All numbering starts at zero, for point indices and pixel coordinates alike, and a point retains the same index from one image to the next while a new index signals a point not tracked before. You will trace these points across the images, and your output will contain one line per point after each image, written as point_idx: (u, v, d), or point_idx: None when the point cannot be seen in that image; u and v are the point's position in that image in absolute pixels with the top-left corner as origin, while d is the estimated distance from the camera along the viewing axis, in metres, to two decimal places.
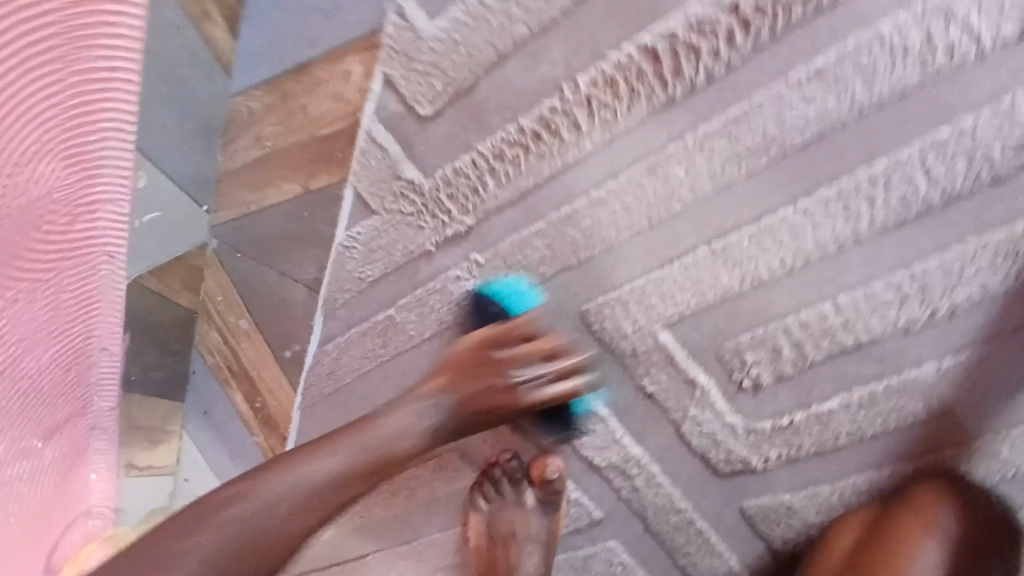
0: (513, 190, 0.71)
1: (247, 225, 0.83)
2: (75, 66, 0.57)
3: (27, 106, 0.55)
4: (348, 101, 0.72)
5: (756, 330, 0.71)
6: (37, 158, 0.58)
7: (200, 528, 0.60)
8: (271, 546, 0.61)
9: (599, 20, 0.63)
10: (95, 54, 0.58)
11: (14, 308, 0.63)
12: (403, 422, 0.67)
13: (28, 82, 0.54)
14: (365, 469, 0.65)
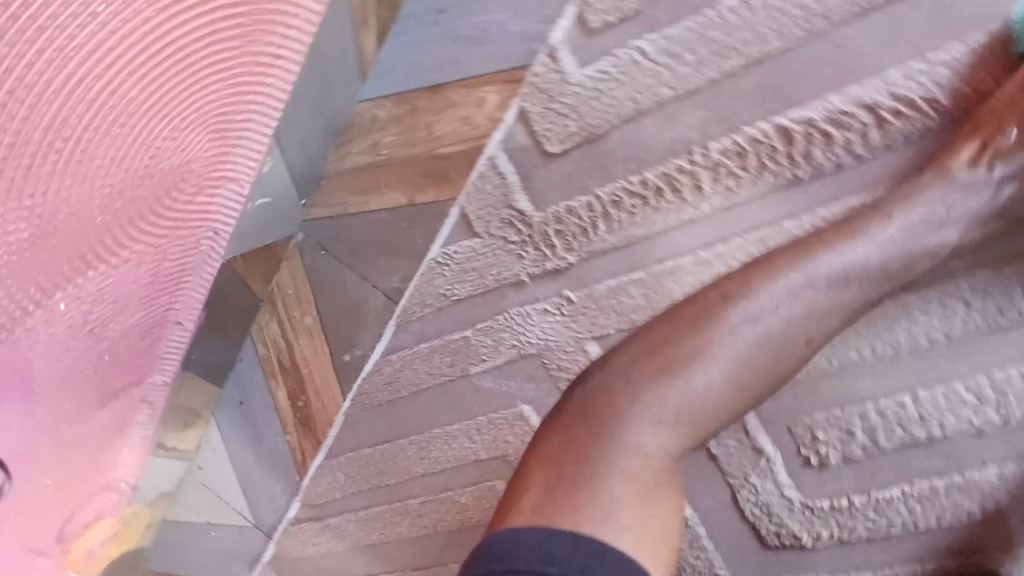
0: (622, 236, 0.72)
1: (339, 225, 0.83)
2: (240, 50, 0.59)
3: (188, 78, 0.56)
4: (477, 125, 0.74)
5: (833, 410, 0.73)
6: (181, 127, 0.58)
7: None
8: None
9: (742, 94, 0.66)
10: (262, 43, 0.60)
11: (121, 265, 0.62)
12: (614, 420, 0.56)
13: (194, 55, 0.56)
14: (565, 463, 0.58)
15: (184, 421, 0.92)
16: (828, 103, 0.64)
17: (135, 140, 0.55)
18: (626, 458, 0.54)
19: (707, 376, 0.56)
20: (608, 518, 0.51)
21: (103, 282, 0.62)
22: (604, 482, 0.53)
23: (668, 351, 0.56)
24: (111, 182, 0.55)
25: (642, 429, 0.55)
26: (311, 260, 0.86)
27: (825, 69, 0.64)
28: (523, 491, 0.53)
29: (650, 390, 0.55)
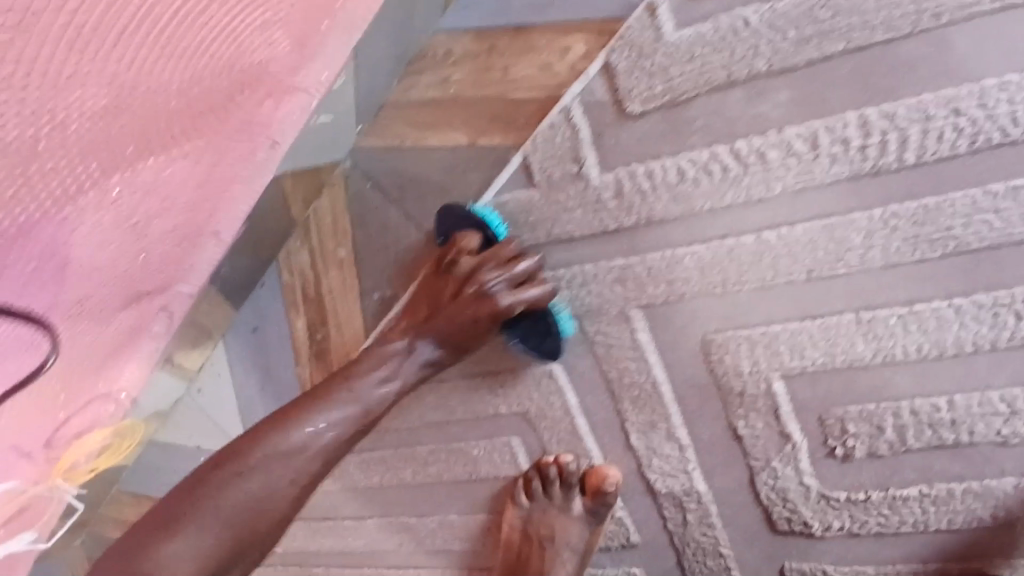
0: (686, 207, 0.71)
1: (390, 159, 0.80)
2: None
3: None
4: (556, 74, 0.72)
5: (867, 407, 0.73)
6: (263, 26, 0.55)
7: (166, 543, 0.58)
8: (260, 511, 0.61)
9: (836, 80, 0.65)
10: None
11: (177, 159, 0.58)
12: (300, 426, 0.64)
13: None
14: (255, 518, 0.61)
15: (194, 342, 0.89)
16: (921, 100, 0.64)
17: (223, 25, 0.52)
18: (249, 504, 0.60)
19: (293, 467, 0.63)
20: (267, 511, 0.61)
21: (158, 174, 0.58)
22: (234, 493, 0.60)
23: (340, 394, 0.68)
24: (194, 64, 0.52)
25: (317, 423, 0.65)
26: (355, 191, 0.83)
27: (924, 67, 0.64)
28: (220, 490, 0.60)
29: (303, 412, 0.66)
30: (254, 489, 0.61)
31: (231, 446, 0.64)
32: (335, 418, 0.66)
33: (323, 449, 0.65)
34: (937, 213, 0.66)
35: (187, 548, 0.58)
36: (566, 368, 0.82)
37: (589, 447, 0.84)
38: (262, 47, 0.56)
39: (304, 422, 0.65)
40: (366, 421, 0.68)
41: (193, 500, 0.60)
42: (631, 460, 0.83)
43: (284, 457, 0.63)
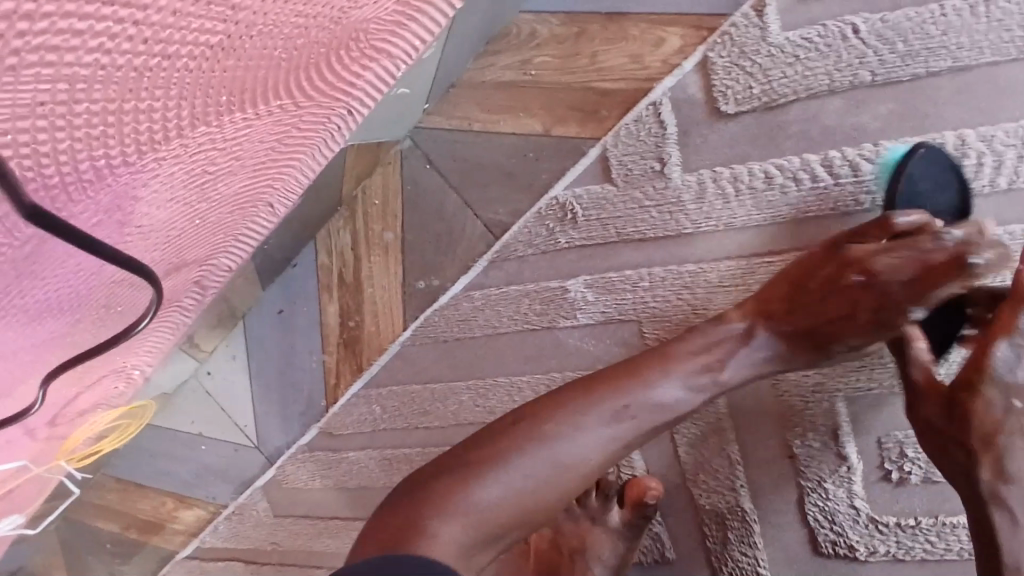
0: (769, 215, 0.68)
1: (455, 141, 0.76)
2: None
3: None
4: (649, 64, 0.69)
5: (926, 431, 0.73)
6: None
7: (434, 524, 0.52)
8: (509, 512, 0.55)
9: (939, 97, 0.64)
10: None
11: (262, 116, 0.53)
12: (588, 427, 0.58)
13: None
14: (516, 509, 0.56)
15: (218, 318, 0.82)
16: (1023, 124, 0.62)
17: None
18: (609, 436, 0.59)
19: (594, 436, 0.58)
20: (548, 508, 0.57)
21: (240, 132, 0.52)
22: (532, 459, 0.57)
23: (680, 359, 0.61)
24: (308, 10, 0.46)
25: (665, 381, 0.60)
26: (412, 171, 0.78)
27: None
28: (445, 496, 0.54)
29: (617, 399, 0.59)
30: (563, 465, 0.57)
31: (524, 414, 0.59)
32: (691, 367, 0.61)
33: (601, 449, 0.58)
34: None
35: (496, 488, 0.55)
36: None
37: (633, 457, 0.82)
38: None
39: (616, 401, 0.59)
40: (635, 408, 0.60)
41: (481, 474, 0.55)
42: (677, 472, 0.81)
43: (577, 419, 0.58)
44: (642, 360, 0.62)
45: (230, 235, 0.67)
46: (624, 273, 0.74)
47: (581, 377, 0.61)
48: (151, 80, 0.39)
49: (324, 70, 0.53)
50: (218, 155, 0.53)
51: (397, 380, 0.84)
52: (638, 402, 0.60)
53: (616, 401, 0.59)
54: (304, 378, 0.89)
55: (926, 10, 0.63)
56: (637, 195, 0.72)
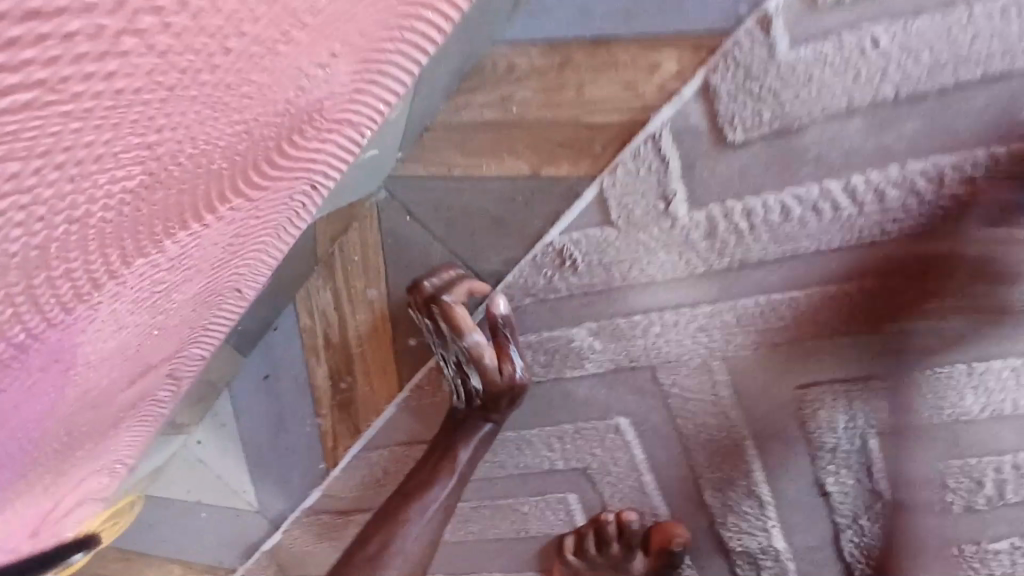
0: (785, 249, 0.63)
1: (436, 188, 0.69)
2: None
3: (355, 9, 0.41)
4: (644, 93, 0.62)
5: (971, 461, 0.67)
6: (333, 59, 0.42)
7: None
8: None
9: (973, 109, 0.57)
10: None
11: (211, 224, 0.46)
12: (407, 539, 0.64)
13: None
14: None
15: (201, 392, 0.77)
16: None
17: (293, 60, 0.38)
18: (434, 512, 0.65)
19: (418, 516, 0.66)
20: None
21: (189, 244, 0.45)
22: (390, 572, 0.63)
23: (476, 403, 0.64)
24: (249, 114, 0.38)
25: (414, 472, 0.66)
26: (391, 223, 0.71)
27: None
28: None
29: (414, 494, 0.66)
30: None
31: (362, 549, 0.64)
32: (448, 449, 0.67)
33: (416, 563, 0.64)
34: None
35: None
36: (636, 422, 0.73)
37: (656, 504, 0.76)
38: (326, 80, 0.43)
39: (429, 497, 0.65)
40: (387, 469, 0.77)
41: None
42: (703, 516, 0.75)
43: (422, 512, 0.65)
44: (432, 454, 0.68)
45: (201, 328, 0.61)
46: (633, 320, 0.68)
47: (400, 490, 0.66)
48: (62, 242, 0.33)
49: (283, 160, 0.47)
50: (171, 272, 0.46)
51: (394, 437, 0.79)
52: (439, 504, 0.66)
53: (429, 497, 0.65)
54: (299, 442, 0.84)
55: (953, 17, 0.55)
56: (639, 239, 0.65)
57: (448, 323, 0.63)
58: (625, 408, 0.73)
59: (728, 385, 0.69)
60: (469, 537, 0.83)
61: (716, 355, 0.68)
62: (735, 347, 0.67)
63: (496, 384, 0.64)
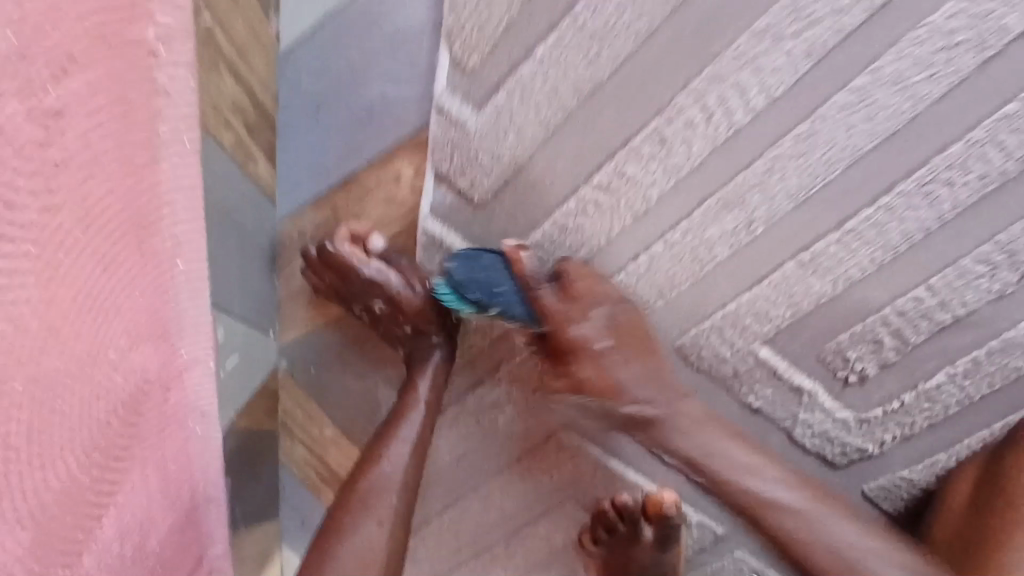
0: (585, 250, 0.70)
1: (317, 338, 0.81)
2: (142, 271, 0.54)
3: (121, 326, 0.53)
4: (400, 195, 0.69)
5: (858, 328, 0.71)
6: (134, 352, 0.56)
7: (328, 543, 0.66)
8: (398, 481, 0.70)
9: (649, 70, 0.61)
10: (161, 256, 0.56)
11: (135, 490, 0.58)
12: (395, 452, 0.71)
13: (115, 315, 0.52)
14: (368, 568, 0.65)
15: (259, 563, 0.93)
16: (737, 47, 0.59)
17: (91, 388, 0.50)
18: (400, 442, 0.72)
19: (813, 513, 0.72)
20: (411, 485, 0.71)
21: (129, 516, 0.59)
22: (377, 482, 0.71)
23: (386, 445, 0.72)
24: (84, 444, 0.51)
25: (385, 459, 0.71)
26: (305, 376, 0.84)
27: (725, 15, 0.58)
28: None
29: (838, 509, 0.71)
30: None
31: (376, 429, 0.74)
32: (405, 436, 0.72)
33: (407, 441, 0.72)
34: (814, 134, 0.61)
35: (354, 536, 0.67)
36: (574, 429, 0.83)
37: (633, 477, 0.85)
38: (130, 375, 0.56)
39: (405, 437, 0.72)
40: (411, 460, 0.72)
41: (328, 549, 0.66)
42: (677, 472, 0.84)
43: (369, 510, 0.68)
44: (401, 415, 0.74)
45: (201, 540, 0.74)
46: (519, 359, 0.78)
47: (378, 433, 0.73)
48: None
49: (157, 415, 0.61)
50: (136, 534, 0.60)
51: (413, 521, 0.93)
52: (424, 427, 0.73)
53: (404, 436, 0.72)
54: None
55: (577, 13, 0.59)
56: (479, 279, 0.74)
57: (348, 270, 0.69)
58: (561, 422, 0.82)
59: None
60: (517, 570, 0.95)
61: (594, 352, 0.76)
62: (603, 338, 0.75)
63: (418, 306, 0.71)
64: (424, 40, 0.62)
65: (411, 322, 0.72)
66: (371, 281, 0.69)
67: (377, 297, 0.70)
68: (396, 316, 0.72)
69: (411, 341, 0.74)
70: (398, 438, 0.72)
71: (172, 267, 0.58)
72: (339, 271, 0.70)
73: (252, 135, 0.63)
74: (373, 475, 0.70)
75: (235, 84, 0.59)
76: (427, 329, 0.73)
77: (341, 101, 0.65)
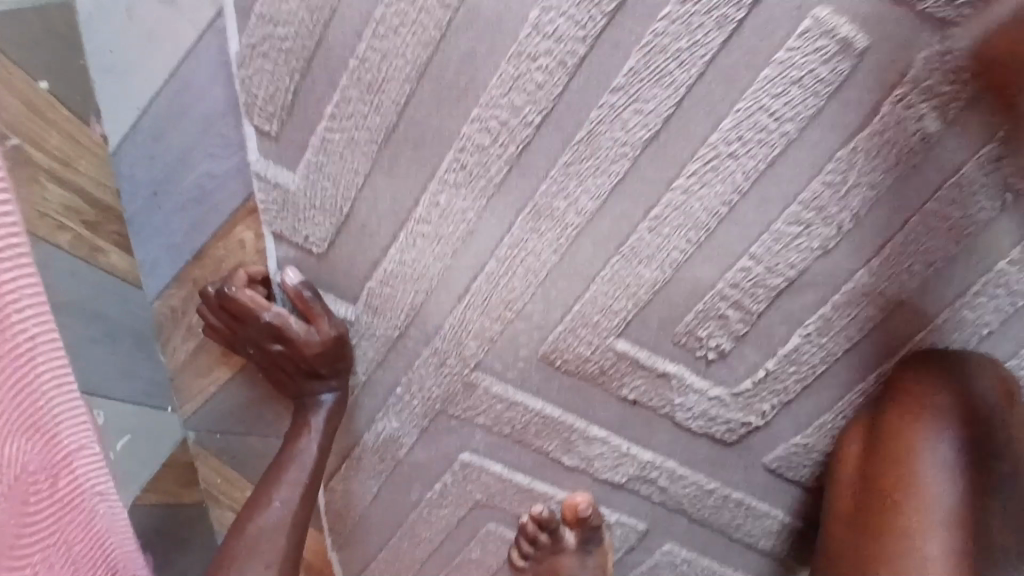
0: (428, 281, 0.74)
1: (213, 407, 0.85)
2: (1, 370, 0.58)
3: None
4: (246, 256, 0.75)
5: (699, 305, 0.73)
6: (10, 443, 0.60)
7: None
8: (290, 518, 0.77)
9: (431, 106, 0.65)
10: (21, 354, 0.60)
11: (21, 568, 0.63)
12: (287, 491, 0.77)
13: None
14: None
15: None
16: (501, 71, 0.63)
17: None
18: (294, 478, 0.77)
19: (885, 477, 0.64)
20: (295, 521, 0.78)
21: None
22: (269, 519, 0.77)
23: (276, 491, 0.77)
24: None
25: (275, 503, 0.77)
26: (215, 444, 0.89)
27: (481, 44, 0.62)
28: None
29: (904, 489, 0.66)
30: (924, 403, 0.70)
31: (275, 463, 0.79)
32: (296, 474, 0.78)
33: (300, 478, 0.78)
34: (595, 137, 0.65)
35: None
36: (473, 451, 0.85)
37: (542, 490, 0.87)
38: (9, 466, 0.60)
39: (297, 470, 0.78)
40: (300, 491, 0.78)
41: None
42: (581, 476, 0.86)
43: (257, 551, 0.75)
44: (290, 447, 0.78)
45: None
46: (402, 391, 0.81)
47: (272, 465, 0.79)
48: None
49: (43, 500, 0.65)
50: None
51: (356, 564, 0.97)
52: (315, 461, 0.78)
53: (297, 469, 0.78)
54: None
55: (352, 69, 0.64)
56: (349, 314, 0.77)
57: (245, 311, 0.73)
58: (459, 446, 0.85)
59: (497, 385, 0.80)
60: None
61: (467, 374, 0.79)
62: (470, 359, 0.78)
63: (315, 349, 0.73)
64: (228, 117, 0.68)
65: (308, 367, 0.75)
66: (271, 325, 0.73)
67: (277, 341, 0.74)
68: (293, 357, 0.75)
69: (305, 382, 0.77)
70: (290, 472, 0.78)
71: (35, 362, 0.62)
72: (236, 312, 0.73)
73: (95, 231, 0.70)
74: (263, 518, 0.76)
75: (59, 189, 0.66)
76: (321, 374, 0.76)
77: (172, 185, 0.71)
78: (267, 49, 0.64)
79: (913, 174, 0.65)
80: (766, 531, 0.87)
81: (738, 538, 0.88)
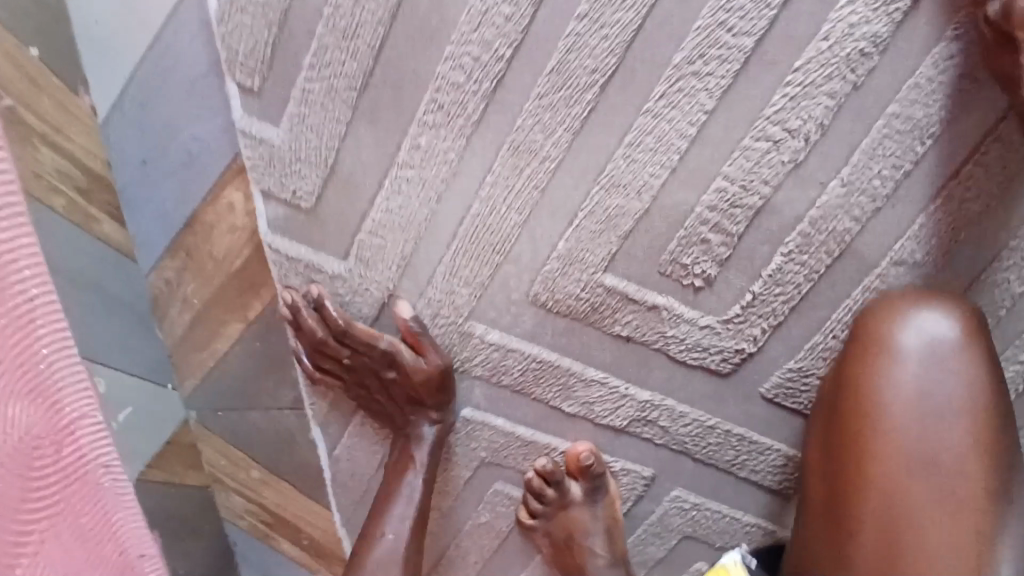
0: (415, 228, 0.76)
1: (212, 385, 0.86)
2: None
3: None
4: (234, 219, 0.77)
5: (683, 231, 0.75)
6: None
7: None
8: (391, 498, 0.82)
9: (406, 50, 0.69)
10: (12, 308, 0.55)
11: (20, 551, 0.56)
12: (395, 523, 0.81)
13: None
14: None
15: None
16: (470, 8, 0.66)
17: None
18: (411, 493, 0.82)
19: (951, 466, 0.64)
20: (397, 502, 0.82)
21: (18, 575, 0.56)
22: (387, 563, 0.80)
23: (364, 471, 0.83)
24: None
25: (386, 530, 0.81)
26: (214, 424, 0.89)
27: None
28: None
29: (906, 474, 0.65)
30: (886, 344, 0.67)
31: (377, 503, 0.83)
32: (401, 510, 0.81)
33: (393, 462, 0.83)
34: (565, 67, 0.68)
35: None
36: (474, 407, 0.86)
37: (545, 442, 0.87)
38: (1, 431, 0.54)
39: (399, 493, 0.82)
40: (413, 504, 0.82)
41: None
42: (582, 423, 0.86)
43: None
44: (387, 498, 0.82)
45: None
46: None
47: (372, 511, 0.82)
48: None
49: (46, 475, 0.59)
50: None
51: None
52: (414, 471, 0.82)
53: (400, 496, 0.82)
54: None
55: (327, 18, 0.67)
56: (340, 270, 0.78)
57: (320, 331, 0.77)
58: (460, 402, 0.86)
59: (493, 332, 0.81)
60: (477, 565, 0.97)
61: (462, 323, 0.80)
62: (464, 307, 0.80)
63: (394, 354, 0.78)
64: (211, 79, 0.71)
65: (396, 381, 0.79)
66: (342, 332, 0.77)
67: (351, 348, 0.78)
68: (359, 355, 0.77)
69: (412, 414, 0.81)
70: (399, 504, 0.82)
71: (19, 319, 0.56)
72: (325, 350, 0.78)
73: (88, 198, 0.73)
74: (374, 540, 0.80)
75: (54, 154, 0.69)
76: (428, 405, 0.80)
77: (161, 152, 0.74)
78: (245, 7, 0.67)
79: (870, 78, 0.67)
80: (771, 468, 0.87)
81: (745, 478, 0.88)
